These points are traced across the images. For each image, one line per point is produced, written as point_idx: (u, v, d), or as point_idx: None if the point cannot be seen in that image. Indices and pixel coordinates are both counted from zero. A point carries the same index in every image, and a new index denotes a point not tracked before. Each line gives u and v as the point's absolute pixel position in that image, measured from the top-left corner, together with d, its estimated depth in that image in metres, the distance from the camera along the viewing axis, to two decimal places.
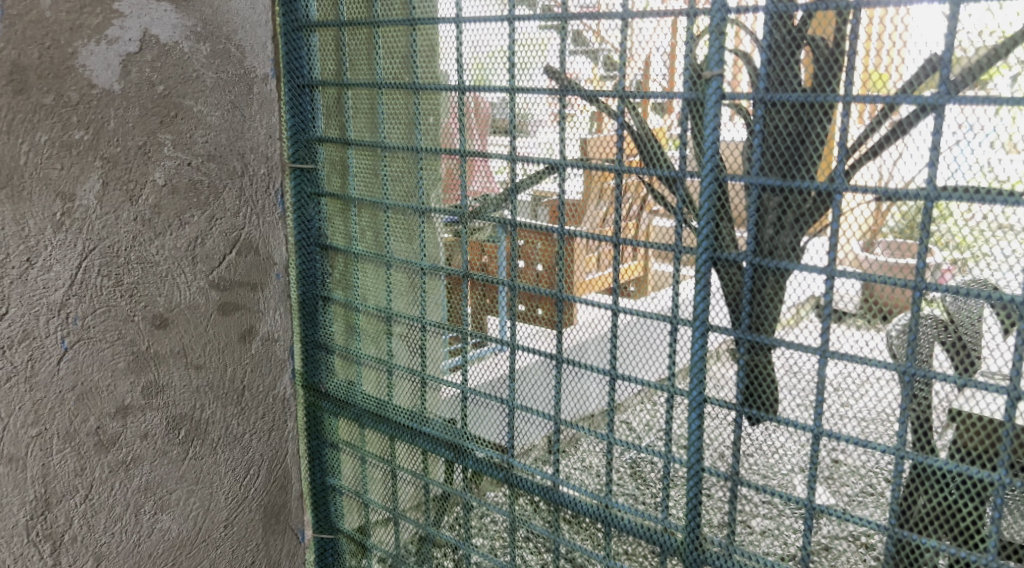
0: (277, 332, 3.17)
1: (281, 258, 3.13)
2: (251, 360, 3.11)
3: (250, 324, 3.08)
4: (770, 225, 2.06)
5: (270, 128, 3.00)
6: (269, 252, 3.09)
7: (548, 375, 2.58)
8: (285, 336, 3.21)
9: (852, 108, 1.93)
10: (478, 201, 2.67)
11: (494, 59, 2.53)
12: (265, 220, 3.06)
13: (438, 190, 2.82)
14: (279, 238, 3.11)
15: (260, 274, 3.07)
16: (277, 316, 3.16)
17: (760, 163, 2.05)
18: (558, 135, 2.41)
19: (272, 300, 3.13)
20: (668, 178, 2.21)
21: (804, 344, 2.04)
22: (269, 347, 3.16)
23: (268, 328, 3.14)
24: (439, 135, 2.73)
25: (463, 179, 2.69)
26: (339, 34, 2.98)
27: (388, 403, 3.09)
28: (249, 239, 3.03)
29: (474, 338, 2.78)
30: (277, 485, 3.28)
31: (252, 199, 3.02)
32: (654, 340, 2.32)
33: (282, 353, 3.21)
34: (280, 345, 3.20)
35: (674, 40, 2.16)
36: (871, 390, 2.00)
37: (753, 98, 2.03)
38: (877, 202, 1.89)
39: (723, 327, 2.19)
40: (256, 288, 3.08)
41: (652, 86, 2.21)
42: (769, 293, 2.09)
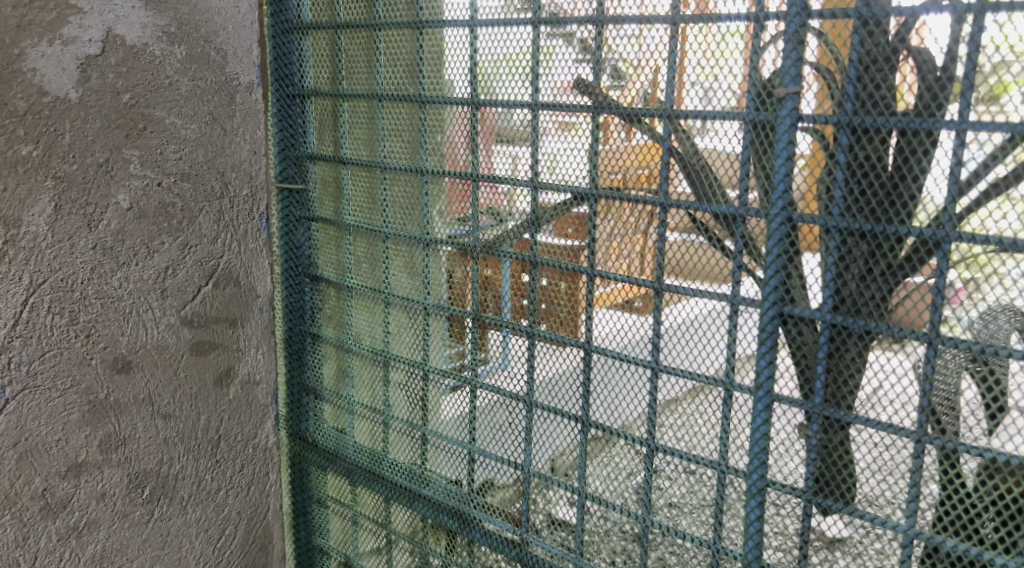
0: (258, 373, 2.80)
1: (265, 290, 2.76)
2: (228, 406, 2.74)
3: (227, 366, 2.71)
4: (853, 276, 1.70)
5: (255, 143, 2.63)
6: (252, 283, 2.72)
7: (571, 441, 2.21)
8: (269, 377, 2.85)
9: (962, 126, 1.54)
10: (486, 234, 2.31)
11: (514, 70, 2.16)
12: (247, 248, 2.68)
13: (441, 203, 2.41)
14: (262, 268, 2.74)
15: (241, 308, 2.70)
16: (259, 356, 2.79)
17: (841, 204, 1.69)
18: (589, 161, 2.05)
19: (254, 338, 2.76)
20: (727, 216, 1.84)
21: (901, 425, 1.66)
22: (250, 390, 2.79)
23: (249, 369, 2.77)
24: (445, 158, 2.36)
25: (474, 204, 2.31)
26: (333, 37, 2.59)
27: (383, 457, 2.72)
28: (228, 269, 2.65)
29: (485, 389, 2.39)
30: (256, 546, 2.91)
31: (232, 223, 2.64)
32: (700, 408, 1.96)
33: (264, 397, 2.84)
34: (262, 388, 2.83)
35: (733, 49, 1.78)
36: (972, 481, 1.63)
37: (837, 122, 1.66)
38: (997, 255, 1.52)
39: (791, 397, 1.78)
40: (235, 324, 2.71)
41: (712, 104, 1.82)
42: (849, 360, 1.72)
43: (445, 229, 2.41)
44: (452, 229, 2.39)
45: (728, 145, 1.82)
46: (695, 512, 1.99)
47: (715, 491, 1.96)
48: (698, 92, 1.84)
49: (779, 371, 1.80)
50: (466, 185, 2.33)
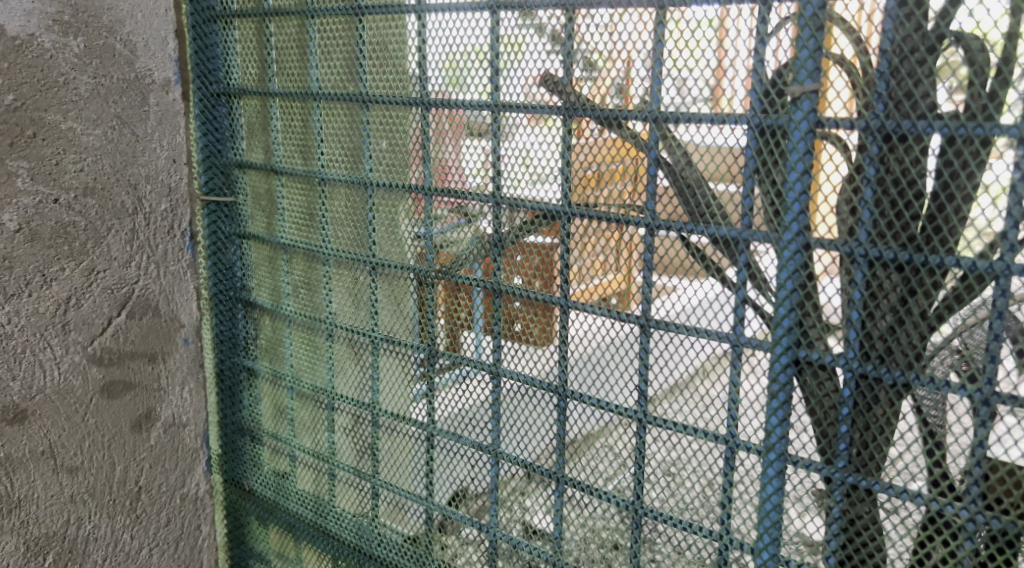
0: (184, 414, 2.34)
1: (191, 318, 2.30)
2: (149, 454, 2.28)
3: (147, 409, 2.25)
4: (884, 316, 1.38)
5: (174, 150, 2.17)
6: (174, 311, 2.26)
7: (546, 499, 1.90)
8: (197, 418, 2.38)
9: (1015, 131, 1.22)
10: (446, 233, 1.96)
11: (471, 64, 1.82)
12: (168, 271, 2.22)
13: (406, 200, 2.02)
14: (187, 293, 2.28)
15: (162, 340, 2.25)
16: (185, 395, 2.34)
17: (868, 227, 1.37)
18: (559, 174, 1.73)
19: (178, 375, 2.32)
20: (727, 240, 1.52)
21: (949, 497, 1.35)
22: (175, 434, 2.33)
23: (173, 411, 2.32)
24: (393, 169, 2.02)
25: (428, 209, 1.98)
26: (261, 27, 2.23)
27: (330, 511, 2.38)
28: (146, 296, 2.19)
29: (443, 436, 2.07)
30: None
31: (148, 244, 2.17)
32: (697, 469, 1.65)
33: (193, 439, 2.38)
34: (191, 431, 2.37)
35: (736, 36, 1.45)
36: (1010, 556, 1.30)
37: (862, 127, 1.34)
38: None
39: (808, 460, 1.48)
40: (155, 359, 2.25)
41: (713, 102, 1.49)
42: (880, 419, 1.40)
43: (410, 225, 2.02)
44: (419, 228, 2.00)
45: (729, 153, 1.49)
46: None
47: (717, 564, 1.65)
48: (696, 90, 1.51)
49: (795, 427, 1.49)
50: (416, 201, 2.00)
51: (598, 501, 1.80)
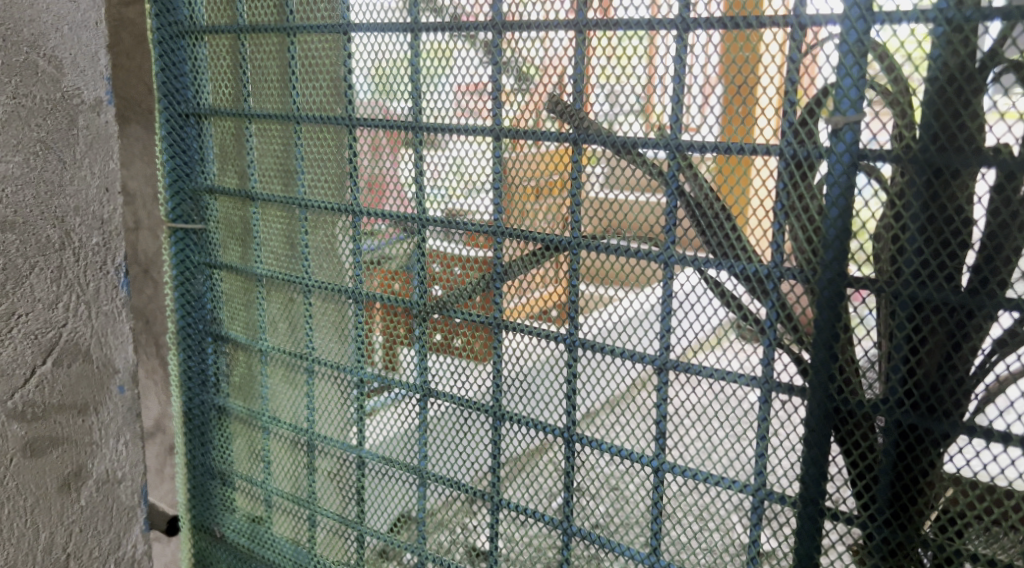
0: (121, 469, 1.92)
1: (127, 362, 1.91)
2: (79, 519, 1.85)
3: (77, 467, 1.83)
4: (933, 362, 1.30)
5: (106, 177, 1.80)
6: (108, 356, 1.87)
7: (554, 550, 1.78)
8: (136, 471, 1.95)
9: None
10: (387, 248, 1.91)
11: (470, 87, 1.70)
12: (100, 310, 1.83)
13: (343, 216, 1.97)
14: (123, 334, 1.89)
15: (91, 388, 1.84)
16: (120, 447, 1.92)
17: (914, 269, 1.29)
18: (569, 205, 1.62)
19: (112, 426, 1.90)
20: (757, 278, 1.43)
21: (1004, 556, 1.28)
22: (109, 492, 1.90)
23: (107, 466, 1.89)
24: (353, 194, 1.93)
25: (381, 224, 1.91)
26: (236, 44, 2.08)
27: (311, 560, 2.22)
28: (74, 341, 1.80)
29: (438, 481, 1.93)
30: None
31: (77, 282, 1.78)
32: (721, 523, 1.54)
33: (129, 496, 1.95)
34: (127, 487, 1.94)
35: (771, 61, 1.36)
36: None
37: (908, 163, 1.26)
38: None
39: (848, 514, 1.39)
40: (86, 411, 1.85)
41: (745, 133, 1.40)
42: (927, 471, 1.32)
43: (350, 241, 1.97)
44: (359, 243, 1.95)
45: (743, 182, 1.42)
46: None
47: None
48: (725, 120, 1.42)
49: (833, 479, 1.39)
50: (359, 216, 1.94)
51: (613, 555, 1.69)
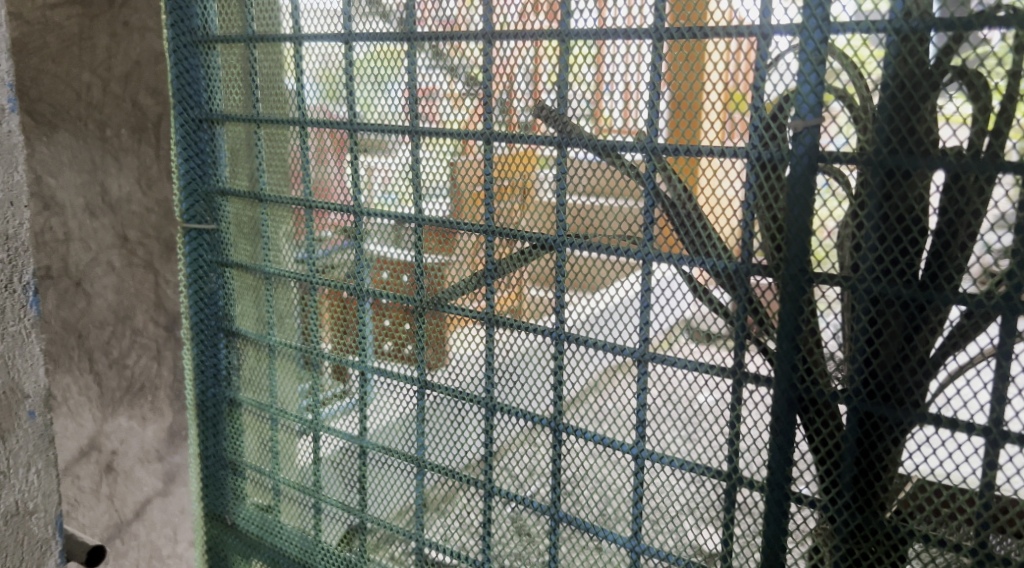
0: (32, 499, 1.64)
1: (40, 386, 1.63)
2: None
3: None
4: (888, 354, 1.36)
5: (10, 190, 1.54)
6: (16, 381, 1.59)
7: (542, 535, 1.86)
8: (50, 501, 1.67)
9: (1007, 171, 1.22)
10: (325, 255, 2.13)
11: (461, 93, 1.79)
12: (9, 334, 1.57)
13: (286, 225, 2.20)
14: (34, 356, 1.61)
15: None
16: (32, 477, 1.63)
17: (870, 264, 1.35)
18: (553, 205, 1.71)
19: (22, 455, 1.62)
20: (727, 274, 1.50)
21: (955, 538, 1.34)
22: (19, 525, 1.62)
23: (16, 498, 1.62)
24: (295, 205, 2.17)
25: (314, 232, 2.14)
26: (247, 52, 2.18)
27: (317, 546, 2.32)
28: None
29: (434, 470, 2.02)
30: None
31: None
32: (696, 509, 1.61)
33: (43, 528, 1.67)
34: (40, 518, 1.66)
35: (728, 70, 1.44)
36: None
37: (865, 164, 1.33)
38: None
39: (812, 498, 1.45)
40: None
41: (703, 137, 1.49)
42: (884, 458, 1.38)
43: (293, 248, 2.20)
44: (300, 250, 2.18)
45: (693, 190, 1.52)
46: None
47: None
48: (684, 123, 1.51)
49: (797, 464, 1.46)
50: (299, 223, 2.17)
51: (598, 539, 1.77)
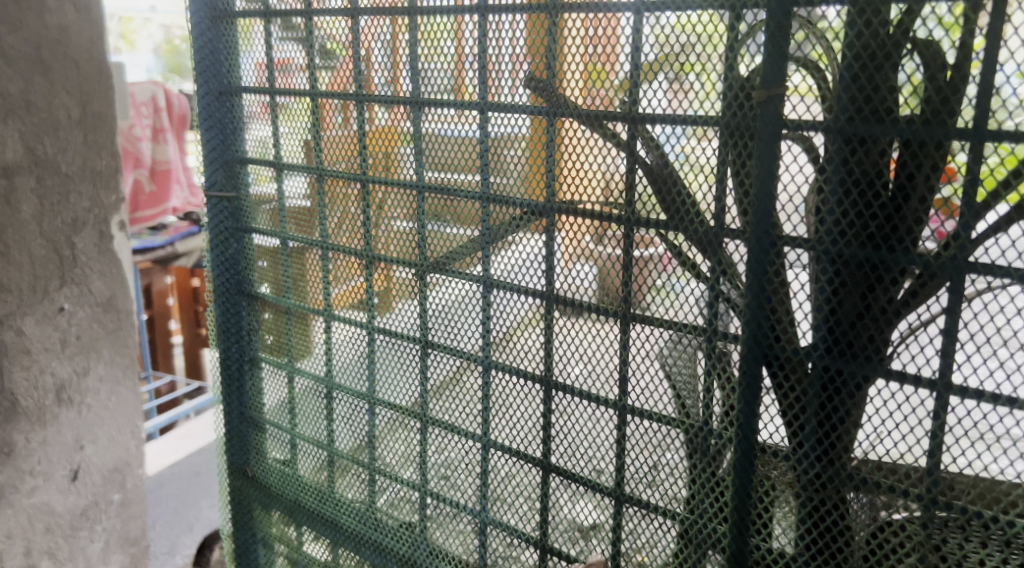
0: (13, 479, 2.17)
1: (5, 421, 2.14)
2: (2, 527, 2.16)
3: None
4: (847, 312, 1.43)
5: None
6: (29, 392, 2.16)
7: (533, 486, 1.97)
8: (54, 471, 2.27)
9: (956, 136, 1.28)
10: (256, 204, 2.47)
11: (458, 65, 1.88)
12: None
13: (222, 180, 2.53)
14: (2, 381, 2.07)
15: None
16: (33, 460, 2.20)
17: (831, 227, 1.42)
18: (543, 173, 1.79)
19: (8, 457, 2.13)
20: (701, 237, 1.57)
21: (904, 485, 1.41)
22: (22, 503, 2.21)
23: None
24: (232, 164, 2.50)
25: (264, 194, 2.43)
26: (263, 27, 2.29)
27: (330, 497, 2.47)
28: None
29: (436, 425, 2.14)
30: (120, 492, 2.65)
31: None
32: (674, 460, 1.70)
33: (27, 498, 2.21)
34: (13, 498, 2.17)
35: (607, 44, 1.64)
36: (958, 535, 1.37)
37: (827, 131, 1.39)
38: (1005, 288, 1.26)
39: (777, 448, 1.54)
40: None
41: (564, 100, 1.72)
42: (842, 411, 1.46)
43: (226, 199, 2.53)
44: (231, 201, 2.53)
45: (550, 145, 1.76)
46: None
47: (691, 554, 1.69)
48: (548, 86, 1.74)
49: (763, 417, 1.55)
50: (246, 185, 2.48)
51: (585, 489, 1.87)
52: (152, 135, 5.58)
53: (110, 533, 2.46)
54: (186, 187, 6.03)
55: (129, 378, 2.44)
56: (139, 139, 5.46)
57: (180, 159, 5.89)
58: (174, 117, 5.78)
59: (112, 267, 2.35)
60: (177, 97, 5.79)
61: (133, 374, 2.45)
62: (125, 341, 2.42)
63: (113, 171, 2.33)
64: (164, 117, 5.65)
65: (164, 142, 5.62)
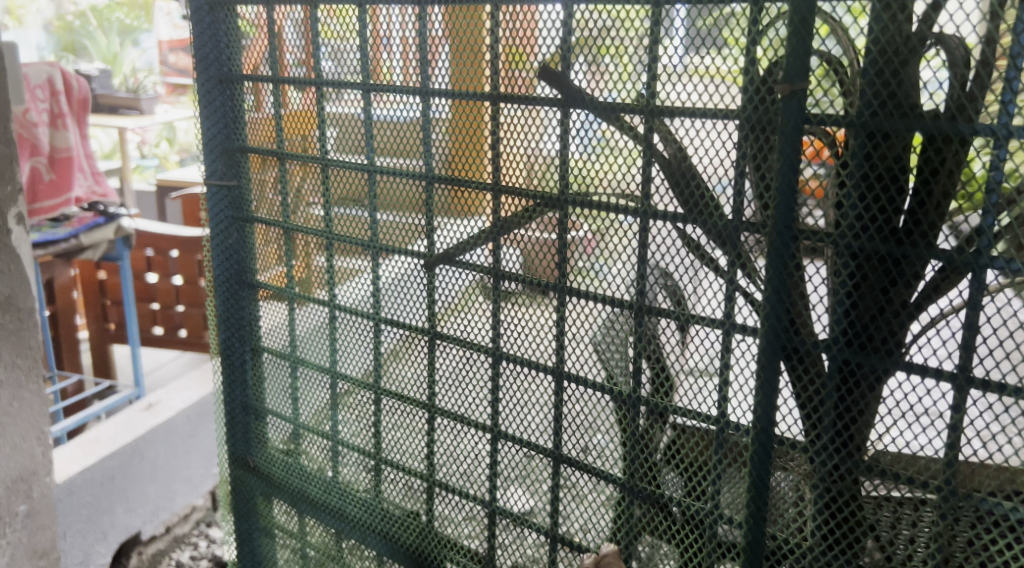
0: None
1: None
2: None
3: None
4: (867, 306, 1.45)
5: None
6: None
7: (543, 476, 1.98)
8: None
9: (981, 133, 1.28)
10: (257, 184, 2.44)
11: (470, 54, 1.86)
12: None
13: (219, 161, 2.49)
14: None
15: None
16: None
17: (853, 221, 1.43)
18: (556, 164, 1.78)
19: None
20: (720, 231, 1.58)
21: (923, 477, 1.43)
22: None
23: None
24: (234, 146, 2.45)
25: (267, 180, 2.40)
26: (266, 14, 2.26)
27: (334, 487, 2.46)
28: None
29: (445, 415, 2.14)
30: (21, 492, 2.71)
31: None
32: (688, 451, 1.72)
33: None
34: None
35: (623, 37, 1.64)
36: (975, 529, 1.39)
37: (851, 126, 1.40)
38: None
39: (793, 440, 1.56)
40: None
41: (483, 83, 1.85)
42: (860, 404, 1.48)
43: (222, 177, 2.50)
44: (226, 179, 2.49)
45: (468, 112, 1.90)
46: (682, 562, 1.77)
47: (705, 543, 1.71)
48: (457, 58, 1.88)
49: (779, 410, 1.56)
50: (255, 170, 2.43)
51: (597, 480, 1.88)
52: (49, 120, 4.50)
53: (17, 545, 2.72)
54: (90, 175, 4.92)
55: (31, 383, 2.70)
56: (36, 125, 4.38)
57: (85, 148, 4.85)
58: (73, 101, 4.66)
59: (10, 267, 2.60)
60: (76, 79, 4.64)
61: (37, 375, 2.72)
62: (28, 342, 2.68)
63: (8, 160, 2.59)
64: (65, 101, 4.54)
65: (65, 128, 4.54)
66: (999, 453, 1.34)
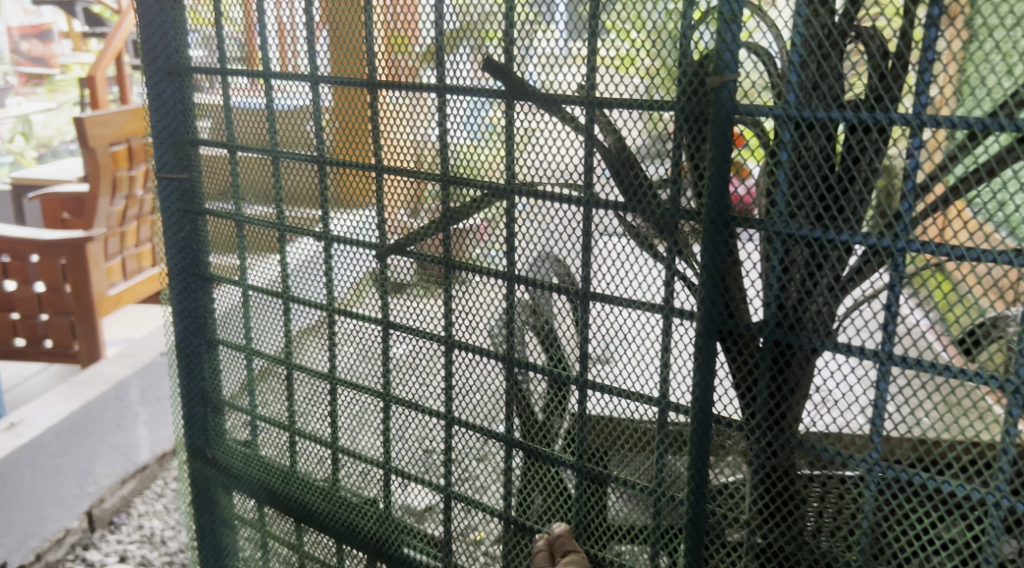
0: None
1: None
2: None
3: None
4: (797, 288, 1.51)
5: None
6: None
7: (494, 460, 2.02)
8: None
9: (898, 124, 1.35)
10: (208, 175, 2.45)
11: (417, 48, 1.89)
12: None
13: (168, 155, 2.49)
14: None
15: None
16: None
17: (782, 207, 1.49)
18: (502, 155, 1.82)
19: None
20: (658, 217, 1.63)
21: (851, 450, 1.50)
22: None
23: None
24: (184, 139, 2.46)
25: (218, 172, 2.41)
26: (212, 8, 2.26)
27: (292, 476, 2.49)
28: None
29: (399, 402, 2.17)
30: None
31: None
32: (632, 432, 1.77)
33: None
34: None
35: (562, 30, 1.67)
36: (898, 498, 1.46)
37: (779, 115, 1.46)
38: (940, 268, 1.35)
39: (730, 418, 1.63)
40: None
41: (373, 73, 1.97)
42: (792, 382, 1.54)
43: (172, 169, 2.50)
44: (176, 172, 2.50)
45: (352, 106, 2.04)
46: (598, 543, 1.88)
47: (649, 519, 1.77)
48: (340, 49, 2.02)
49: (716, 390, 1.63)
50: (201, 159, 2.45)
51: (547, 463, 1.93)
52: None
53: None
54: None
55: None
56: None
57: None
58: None
59: None
60: None
61: None
62: None
63: None
64: None
65: None
66: (918, 426, 1.41)
